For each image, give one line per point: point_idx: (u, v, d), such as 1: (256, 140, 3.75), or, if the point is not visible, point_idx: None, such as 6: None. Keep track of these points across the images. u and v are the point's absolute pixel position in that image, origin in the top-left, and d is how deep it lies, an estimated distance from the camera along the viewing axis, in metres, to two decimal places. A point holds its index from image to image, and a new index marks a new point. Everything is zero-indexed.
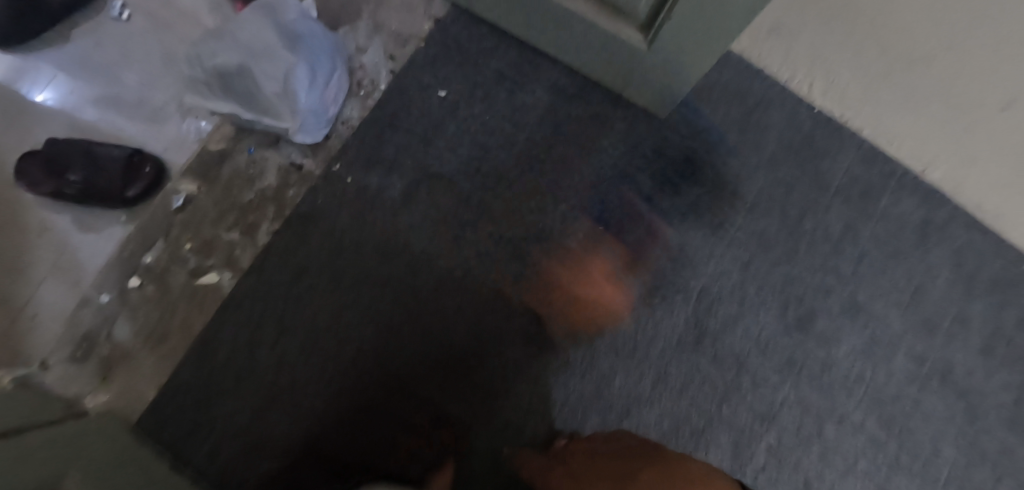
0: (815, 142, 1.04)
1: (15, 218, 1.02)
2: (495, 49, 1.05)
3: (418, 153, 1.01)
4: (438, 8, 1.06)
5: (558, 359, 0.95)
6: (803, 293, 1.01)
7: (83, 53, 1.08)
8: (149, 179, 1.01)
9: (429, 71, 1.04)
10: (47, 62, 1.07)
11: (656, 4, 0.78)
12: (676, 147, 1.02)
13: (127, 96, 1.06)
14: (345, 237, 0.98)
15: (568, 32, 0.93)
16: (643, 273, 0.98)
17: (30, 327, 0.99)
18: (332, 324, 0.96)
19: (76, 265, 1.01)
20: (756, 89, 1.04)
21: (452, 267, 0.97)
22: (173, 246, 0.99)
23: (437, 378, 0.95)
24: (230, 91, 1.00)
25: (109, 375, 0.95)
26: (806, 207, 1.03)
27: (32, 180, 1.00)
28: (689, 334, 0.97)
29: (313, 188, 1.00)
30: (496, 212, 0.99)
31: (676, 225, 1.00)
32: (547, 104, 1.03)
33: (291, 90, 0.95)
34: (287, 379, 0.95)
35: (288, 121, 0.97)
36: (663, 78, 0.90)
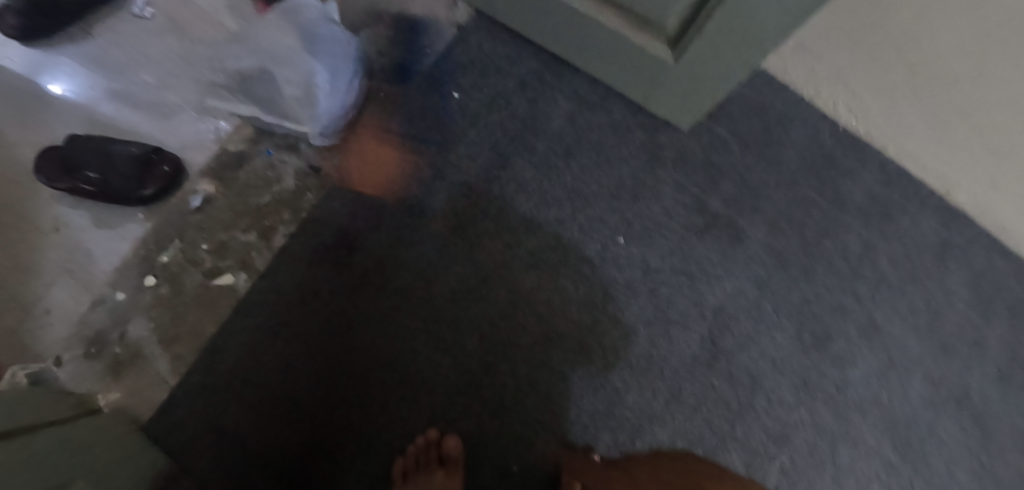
0: (836, 161, 1.04)
1: (30, 214, 1.02)
2: (518, 58, 1.05)
3: (437, 159, 1.01)
4: (462, 15, 1.07)
5: (572, 373, 0.94)
6: (819, 311, 1.00)
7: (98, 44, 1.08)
8: (165, 178, 1.00)
9: (451, 78, 1.04)
10: (62, 55, 1.07)
11: (686, 17, 0.78)
12: (695, 161, 1.02)
13: (143, 93, 1.06)
14: (359, 244, 0.98)
15: (593, 43, 0.93)
16: (658, 287, 0.97)
17: (39, 324, 0.98)
18: (343, 331, 0.96)
19: (88, 265, 1.00)
20: (776, 106, 1.05)
21: (466, 275, 0.97)
22: (189, 246, 1.00)
23: (448, 389, 0.94)
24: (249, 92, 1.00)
25: (120, 374, 0.96)
26: (825, 226, 1.02)
27: (49, 177, 1.00)
28: (703, 352, 0.96)
29: (330, 192, 1.00)
30: (513, 222, 0.98)
31: (694, 239, 0.99)
32: (566, 114, 1.02)
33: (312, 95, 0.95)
34: (297, 385, 0.94)
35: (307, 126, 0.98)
36: (688, 92, 0.90)
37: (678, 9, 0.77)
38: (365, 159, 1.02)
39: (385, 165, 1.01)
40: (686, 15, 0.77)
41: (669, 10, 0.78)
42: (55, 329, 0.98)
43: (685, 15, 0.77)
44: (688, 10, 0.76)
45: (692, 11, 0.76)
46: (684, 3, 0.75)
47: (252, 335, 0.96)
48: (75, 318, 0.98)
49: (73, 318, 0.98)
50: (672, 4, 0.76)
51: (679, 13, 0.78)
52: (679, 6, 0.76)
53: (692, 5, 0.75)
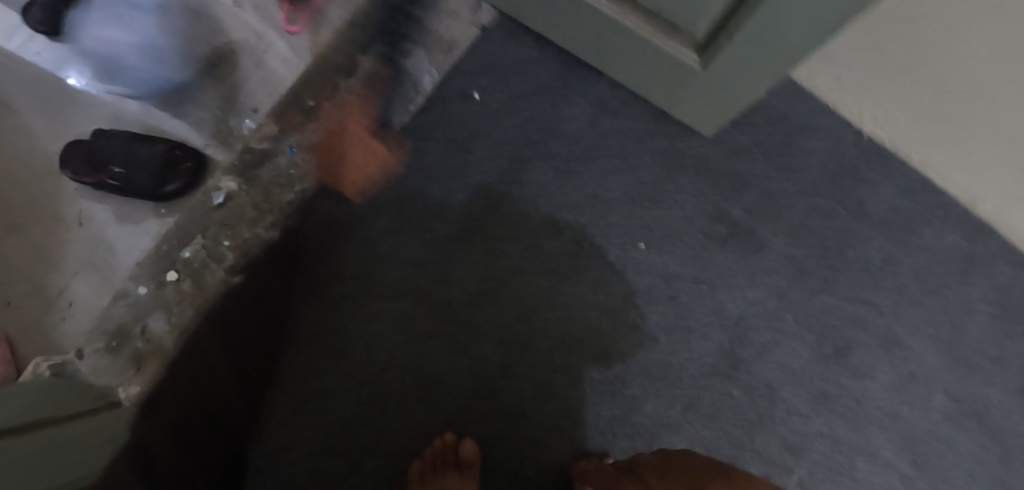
0: (857, 172, 1.01)
1: (53, 208, 1.03)
2: (540, 60, 1.04)
3: (457, 162, 1.01)
4: (484, 16, 1.06)
5: (591, 377, 0.94)
6: (840, 322, 0.98)
7: (82, 20, 1.02)
8: (189, 175, 1.01)
9: (472, 80, 1.04)
10: (58, 39, 1.04)
11: (715, 25, 0.77)
12: (717, 167, 1.01)
13: (169, 91, 1.06)
14: (378, 246, 0.98)
15: (619, 46, 0.92)
16: (678, 295, 0.97)
17: (64, 318, 1.00)
18: (361, 332, 0.96)
19: (111, 258, 1.02)
20: (801, 113, 1.03)
21: (486, 278, 0.97)
22: (212, 243, 0.95)
23: (465, 393, 0.94)
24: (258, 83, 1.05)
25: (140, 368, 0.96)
26: (846, 237, 1.00)
27: (73, 170, 1.01)
28: (723, 361, 0.96)
29: (352, 192, 1.00)
30: (534, 226, 0.98)
31: (714, 247, 0.98)
32: (589, 118, 1.02)
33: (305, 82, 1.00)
34: (315, 385, 0.95)
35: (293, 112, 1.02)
36: (715, 98, 0.89)
37: (708, 17, 0.76)
38: (335, 167, 1.01)
39: (352, 167, 1.01)
40: (716, 23, 0.76)
41: (699, 17, 0.76)
42: (78, 321, 1.00)
43: (715, 23, 0.76)
44: (718, 18, 0.75)
45: (723, 19, 0.74)
46: (715, 11, 0.74)
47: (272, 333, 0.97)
48: (96, 311, 1.00)
49: (96, 311, 1.00)
50: (703, 12, 0.75)
51: (709, 20, 0.76)
52: (710, 13, 0.75)
53: (723, 13, 0.73)
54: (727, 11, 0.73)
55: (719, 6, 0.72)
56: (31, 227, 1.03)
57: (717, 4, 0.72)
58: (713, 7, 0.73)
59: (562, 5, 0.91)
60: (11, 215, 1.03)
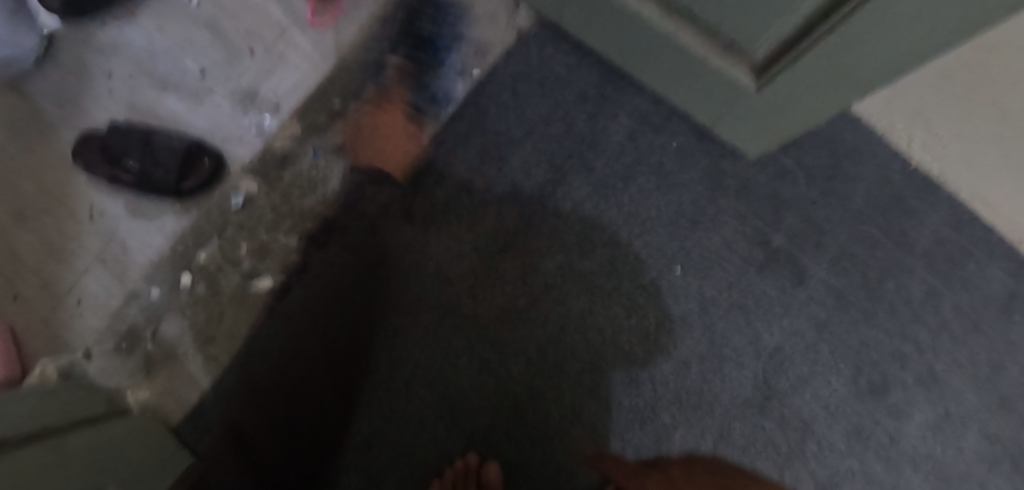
0: (905, 201, 0.96)
1: (64, 200, 0.99)
2: (579, 69, 1.00)
3: (489, 172, 0.96)
4: (521, 19, 1.01)
5: (619, 403, 0.91)
6: (879, 358, 0.95)
7: None
8: (207, 173, 0.97)
9: (508, 87, 0.99)
10: None
11: (778, 47, 0.72)
12: (760, 191, 0.97)
13: (188, 83, 1.01)
14: (406, 255, 0.94)
15: (666, 61, 0.88)
16: (713, 323, 0.94)
17: (73, 315, 0.96)
18: (386, 345, 0.92)
19: (122, 256, 0.97)
20: (848, 136, 0.98)
21: (517, 296, 0.93)
22: (229, 246, 0.96)
23: (491, 413, 0.91)
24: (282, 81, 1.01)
25: (152, 371, 0.93)
26: (888, 267, 0.96)
27: (88, 161, 0.97)
28: (757, 392, 0.93)
29: (377, 198, 0.96)
30: (568, 243, 0.94)
31: (753, 275, 0.95)
32: (629, 133, 0.98)
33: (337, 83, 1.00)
34: (336, 398, 0.91)
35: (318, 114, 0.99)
36: (765, 120, 0.85)
37: (771, 37, 0.71)
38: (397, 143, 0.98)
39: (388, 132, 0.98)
40: (779, 44, 0.72)
41: (762, 37, 0.72)
42: (86, 319, 0.96)
43: (778, 45, 0.72)
44: (782, 40, 0.71)
45: (788, 41, 0.70)
46: (781, 32, 0.69)
47: (289, 342, 0.92)
48: (107, 311, 0.96)
49: (106, 310, 0.96)
50: (767, 32, 0.71)
51: (772, 41, 0.72)
52: (774, 34, 0.70)
53: (789, 35, 0.69)
54: (794, 33, 0.68)
55: (788, 26, 0.68)
56: (42, 219, 0.98)
57: (785, 24, 0.67)
58: (781, 27, 0.68)
59: (609, 15, 0.87)
60: (20, 206, 0.98)
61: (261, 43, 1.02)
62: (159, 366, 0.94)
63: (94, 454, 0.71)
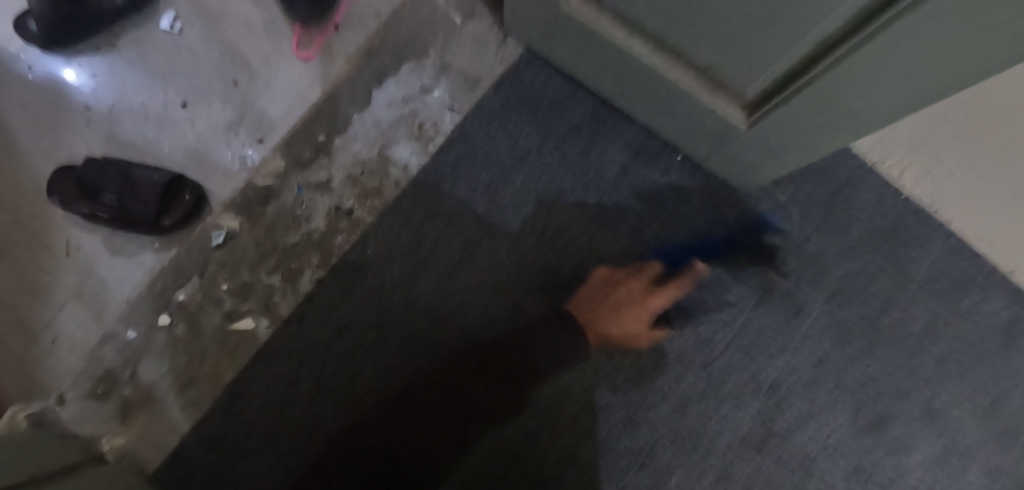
0: (900, 233, 0.95)
1: (38, 236, 0.95)
2: (570, 101, 0.98)
3: (480, 208, 0.94)
4: (511, 50, 0.99)
5: (614, 445, 0.90)
6: (878, 394, 0.93)
7: None
8: (187, 208, 0.94)
9: (498, 119, 0.97)
10: None
11: (770, 87, 0.71)
12: (754, 224, 0.95)
13: (171, 114, 0.99)
14: (394, 294, 0.92)
15: (659, 96, 0.86)
16: (711, 361, 0.92)
17: (46, 355, 0.92)
18: (375, 387, 0.90)
19: (99, 294, 0.94)
20: (842, 168, 0.97)
21: (509, 336, 0.91)
22: (209, 285, 0.93)
23: (484, 455, 0.90)
24: (266, 112, 0.99)
25: (128, 418, 0.90)
26: (886, 301, 0.94)
27: (63, 198, 0.93)
28: (756, 431, 0.91)
29: (363, 236, 0.93)
30: (559, 278, 0.94)
31: (749, 310, 0.93)
32: (621, 167, 0.96)
33: (323, 117, 0.98)
34: (323, 444, 0.88)
35: (306, 149, 0.97)
36: (758, 156, 0.83)
37: (764, 77, 0.70)
38: (629, 315, 0.88)
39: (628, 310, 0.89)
40: (771, 86, 0.70)
41: (754, 76, 0.71)
42: (62, 360, 0.92)
43: (771, 85, 0.70)
44: (775, 81, 0.69)
45: (781, 82, 0.69)
46: (773, 73, 0.68)
47: (276, 384, 0.89)
48: (82, 353, 0.92)
49: (82, 352, 0.92)
50: (760, 73, 0.69)
51: (764, 82, 0.71)
52: (767, 75, 0.69)
53: (780, 76, 0.68)
54: (786, 75, 0.67)
55: (781, 68, 0.66)
56: (15, 256, 0.95)
57: (779, 65, 0.66)
58: (774, 68, 0.67)
59: (599, 50, 0.85)
60: None
61: (246, 73, 1.00)
62: (136, 411, 0.90)
63: None
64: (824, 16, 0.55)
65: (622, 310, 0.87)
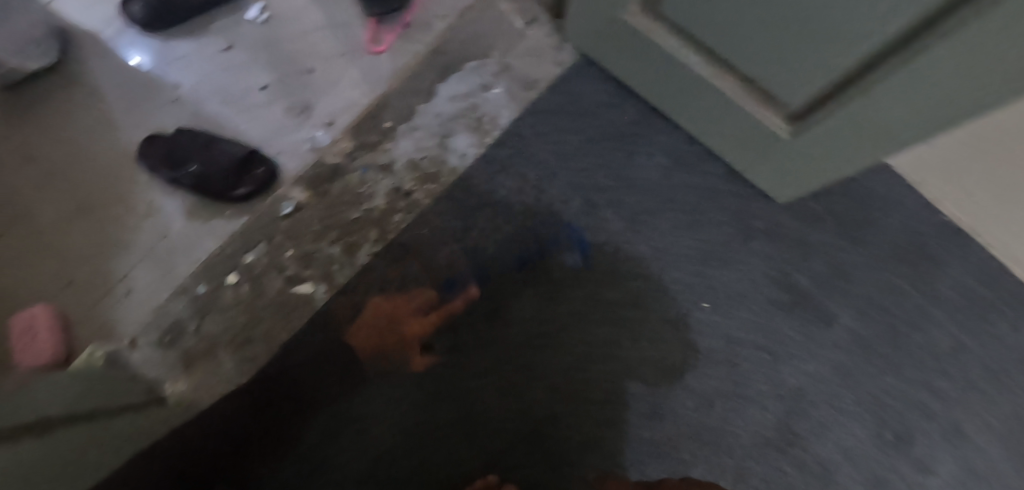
0: (933, 254, 0.97)
1: (124, 198, 1.05)
2: (619, 106, 1.04)
3: (527, 200, 1.00)
4: (566, 55, 1.06)
5: (639, 438, 0.92)
6: (903, 409, 0.95)
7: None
8: (259, 180, 1.01)
9: (550, 118, 1.04)
10: None
11: (816, 99, 0.76)
12: (789, 234, 0.99)
13: (251, 96, 1.08)
14: (440, 275, 0.98)
15: (706, 105, 0.91)
16: (737, 362, 0.95)
17: (119, 305, 1.01)
18: (413, 359, 0.95)
19: (172, 253, 1.02)
20: (877, 188, 1.00)
21: (545, 322, 0.96)
22: (276, 251, 1.01)
23: (511, 435, 0.92)
24: (337, 98, 1.08)
25: (188, 368, 0.97)
26: (915, 319, 0.96)
27: (151, 163, 1.03)
28: (777, 435, 0.93)
29: (419, 216, 1.00)
30: (599, 273, 0.97)
31: (780, 315, 0.97)
32: (663, 170, 1.01)
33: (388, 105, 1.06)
34: (360, 409, 0.93)
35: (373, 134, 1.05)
36: (797, 168, 0.87)
37: (811, 89, 0.74)
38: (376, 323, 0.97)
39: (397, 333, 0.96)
40: (817, 97, 0.75)
41: (801, 89, 0.76)
42: (131, 311, 1.01)
43: (816, 97, 0.75)
44: (820, 93, 0.74)
45: (826, 94, 0.74)
46: (820, 85, 0.73)
47: (323, 347, 0.96)
48: (153, 304, 1.00)
49: (152, 304, 1.00)
50: (807, 85, 0.74)
51: (810, 93, 0.76)
52: (812, 87, 0.74)
53: (826, 90, 0.73)
54: (832, 88, 0.72)
55: (827, 81, 0.71)
56: (103, 213, 1.04)
57: (825, 78, 0.71)
58: (821, 81, 0.72)
59: (652, 59, 0.91)
60: (82, 198, 1.05)
61: (322, 63, 1.09)
62: (197, 362, 0.97)
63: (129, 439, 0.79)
64: (868, 30, 0.60)
65: (382, 332, 0.96)
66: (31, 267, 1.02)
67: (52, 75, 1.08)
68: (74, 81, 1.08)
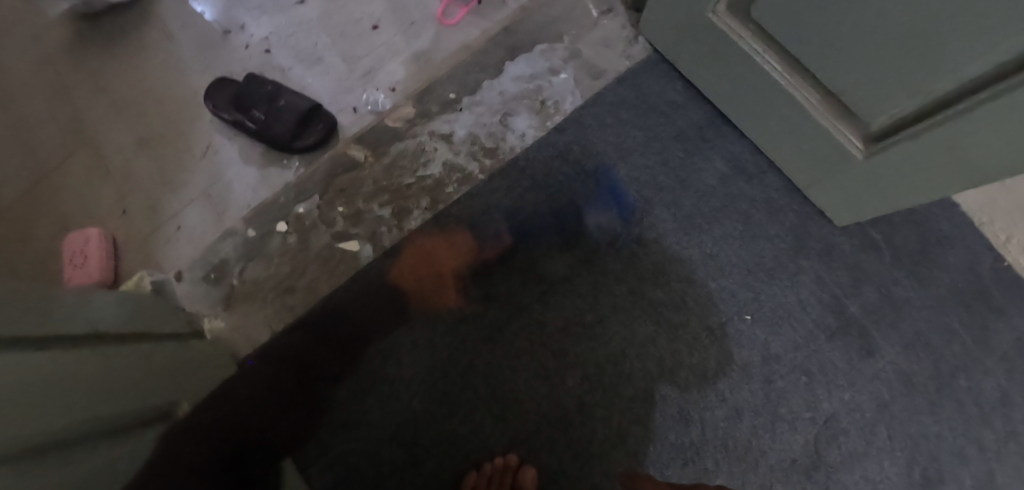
0: (990, 298, 0.94)
1: (186, 135, 1.06)
2: (685, 107, 1.03)
3: (581, 189, 1.00)
4: (639, 49, 1.05)
5: (664, 439, 0.93)
6: (938, 452, 0.92)
7: None
8: (318, 137, 1.02)
9: (614, 111, 1.03)
10: None
11: (901, 120, 0.73)
12: (843, 258, 0.97)
13: (319, 52, 1.08)
14: (488, 252, 0.98)
15: (778, 116, 0.89)
16: (774, 379, 0.94)
17: (170, 238, 1.03)
18: (450, 329, 0.96)
19: (225, 196, 1.04)
20: (941, 223, 0.97)
21: (586, 311, 0.96)
22: (327, 206, 1.01)
23: (538, 417, 0.93)
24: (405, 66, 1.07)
25: (229, 306, 0.99)
26: (961, 362, 0.94)
27: (217, 104, 1.04)
28: (805, 457, 0.92)
29: (472, 192, 1.00)
30: (645, 270, 0.97)
31: (823, 339, 0.95)
32: (722, 177, 1.00)
33: (458, 75, 1.05)
34: (392, 371, 0.95)
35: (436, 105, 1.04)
36: (863, 191, 0.85)
37: (895, 110, 0.72)
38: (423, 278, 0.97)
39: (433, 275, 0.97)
40: (901, 120, 0.73)
41: (883, 109, 0.73)
42: (181, 246, 1.03)
43: (900, 119, 0.73)
44: (904, 116, 0.72)
45: (912, 119, 0.71)
46: (905, 108, 0.71)
47: (332, 327, 0.97)
48: (202, 242, 1.02)
49: (202, 241, 1.02)
50: (889, 106, 0.72)
51: (893, 115, 0.73)
52: (898, 109, 0.72)
53: (913, 113, 0.71)
54: (920, 112, 0.70)
55: (915, 104, 0.69)
56: (164, 148, 1.06)
57: (915, 100, 0.69)
58: (909, 102, 0.70)
59: (731, 60, 0.89)
60: (146, 132, 1.07)
61: (394, 28, 1.08)
62: (239, 302, 0.99)
63: (175, 359, 0.80)
64: (971, 52, 0.58)
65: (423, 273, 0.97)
66: (93, 191, 1.05)
67: (133, 9, 1.11)
68: (153, 16, 1.11)
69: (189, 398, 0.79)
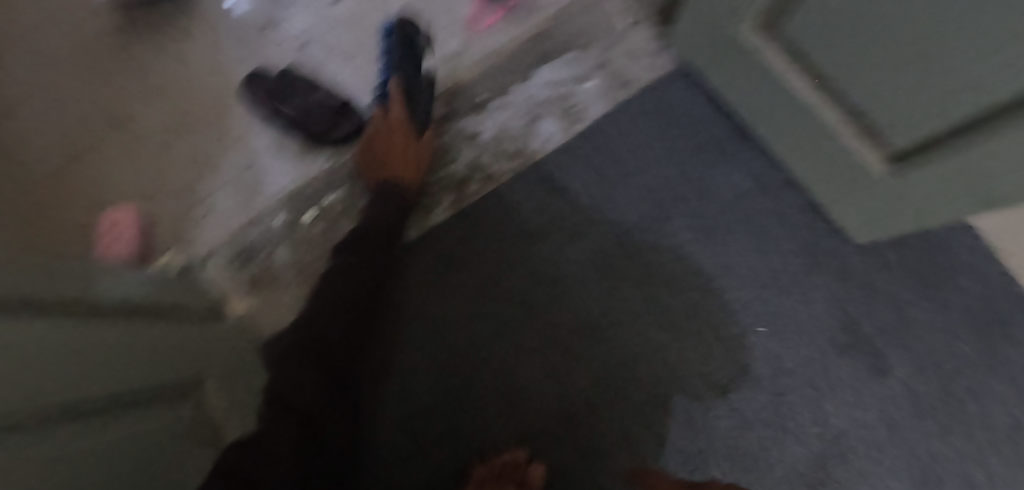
0: (1004, 323, 0.95)
1: (220, 120, 1.10)
2: (706, 121, 1.05)
3: (602, 194, 1.02)
4: (664, 62, 1.08)
5: (672, 445, 0.93)
6: (946, 473, 0.92)
7: None
8: (347, 133, 1.06)
9: (637, 120, 1.05)
10: None
11: (923, 140, 0.74)
12: (857, 276, 0.98)
13: (354, 50, 1.12)
14: (504, 252, 1.00)
15: (799, 132, 0.91)
16: (784, 392, 0.95)
17: (200, 220, 1.06)
18: (462, 324, 0.98)
19: (256, 182, 1.07)
20: (956, 247, 0.98)
21: (598, 315, 0.97)
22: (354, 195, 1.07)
23: (545, 416, 0.94)
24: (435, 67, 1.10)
25: (254, 289, 1.04)
26: (972, 385, 0.94)
27: (251, 99, 1.08)
28: (812, 472, 0.92)
29: (495, 192, 1.03)
30: (660, 278, 0.98)
31: (834, 355, 0.95)
32: (741, 190, 1.02)
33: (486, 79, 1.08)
34: (404, 362, 0.97)
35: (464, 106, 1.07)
36: (883, 209, 0.86)
37: (919, 130, 0.73)
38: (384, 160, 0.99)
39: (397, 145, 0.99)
40: (924, 140, 0.74)
41: (907, 128, 0.74)
42: (209, 229, 1.05)
43: (922, 140, 0.74)
44: (926, 137, 0.73)
45: (934, 140, 0.72)
46: (928, 129, 0.72)
47: None
48: (229, 227, 1.05)
49: (229, 226, 1.05)
50: (918, 125, 0.72)
51: (916, 135, 0.74)
52: (922, 130, 0.73)
53: (936, 135, 0.72)
54: (942, 133, 0.71)
55: (937, 125, 0.70)
56: (198, 132, 1.09)
57: (938, 121, 0.70)
58: (932, 122, 0.71)
59: (755, 76, 0.91)
60: (180, 116, 1.09)
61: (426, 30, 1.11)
62: (263, 285, 1.04)
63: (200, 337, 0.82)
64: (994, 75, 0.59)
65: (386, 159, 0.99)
66: (125, 170, 1.07)
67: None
68: (195, 7, 1.15)
69: (215, 373, 0.81)
